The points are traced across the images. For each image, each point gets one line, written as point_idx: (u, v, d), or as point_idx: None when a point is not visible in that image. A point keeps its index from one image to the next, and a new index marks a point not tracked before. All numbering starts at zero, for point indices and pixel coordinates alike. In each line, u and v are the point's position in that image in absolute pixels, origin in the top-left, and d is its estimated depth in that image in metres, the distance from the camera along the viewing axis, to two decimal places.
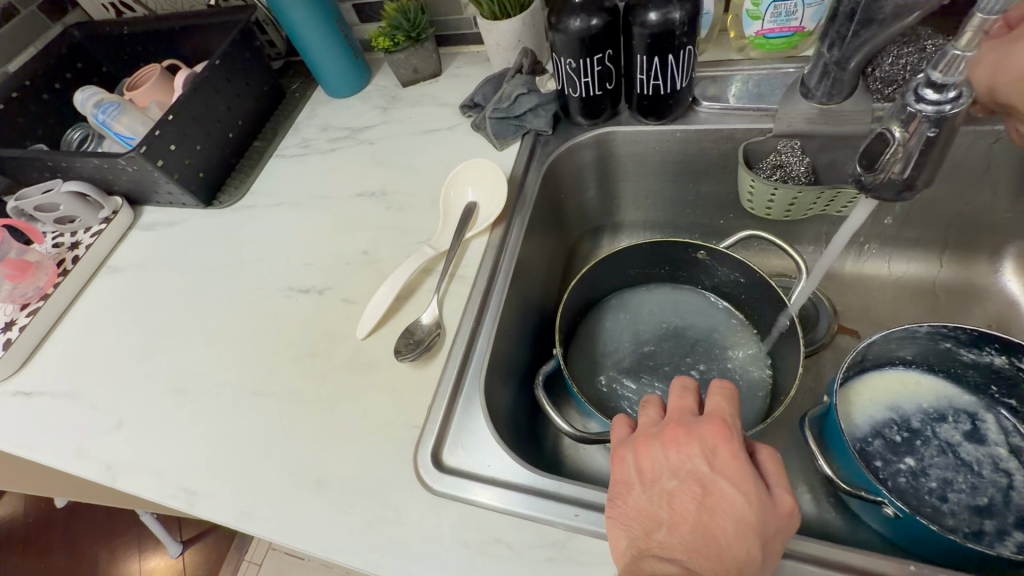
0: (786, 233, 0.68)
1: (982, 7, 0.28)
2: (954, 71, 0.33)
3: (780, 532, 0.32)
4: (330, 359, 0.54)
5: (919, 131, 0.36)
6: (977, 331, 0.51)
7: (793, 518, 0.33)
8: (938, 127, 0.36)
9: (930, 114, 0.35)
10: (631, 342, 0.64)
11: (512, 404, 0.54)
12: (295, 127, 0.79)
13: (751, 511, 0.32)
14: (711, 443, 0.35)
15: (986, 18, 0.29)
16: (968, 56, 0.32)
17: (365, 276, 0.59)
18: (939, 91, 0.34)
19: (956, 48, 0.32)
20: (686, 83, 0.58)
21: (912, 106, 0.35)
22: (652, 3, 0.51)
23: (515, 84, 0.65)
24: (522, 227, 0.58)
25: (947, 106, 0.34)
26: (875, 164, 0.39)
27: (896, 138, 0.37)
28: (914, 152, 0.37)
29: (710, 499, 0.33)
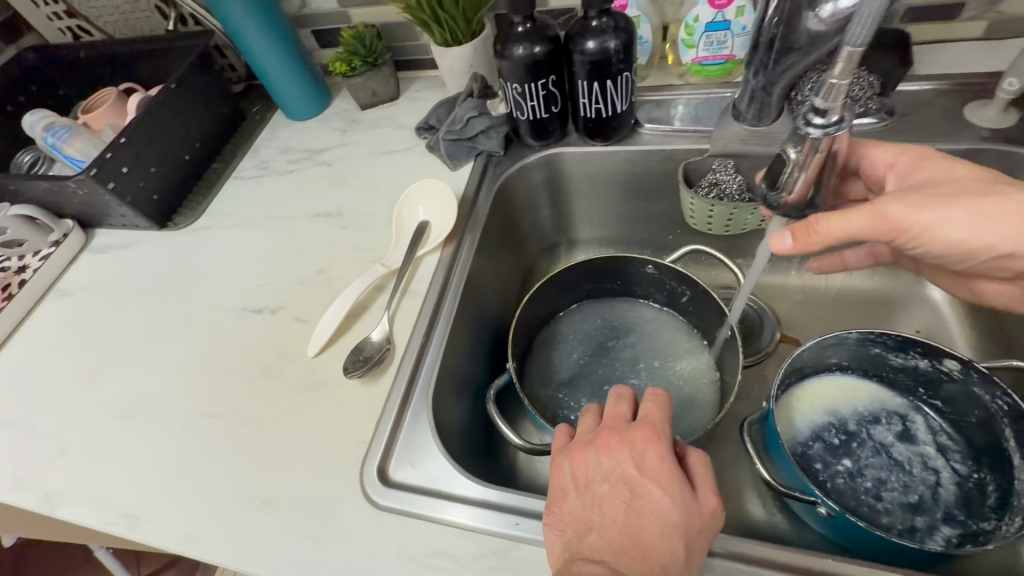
0: (730, 248, 0.71)
1: (848, 39, 0.30)
2: (831, 99, 0.35)
3: (704, 530, 0.34)
4: (282, 378, 0.54)
5: (811, 152, 0.39)
6: (901, 337, 0.54)
7: (717, 517, 0.35)
8: (823, 148, 0.39)
9: (817, 138, 0.38)
10: (584, 355, 0.66)
11: (464, 418, 0.55)
12: (254, 149, 0.80)
13: (675, 512, 0.34)
14: (641, 447, 0.37)
15: (852, 50, 0.30)
16: (842, 85, 0.34)
17: (318, 294, 0.60)
18: (822, 117, 0.37)
19: (831, 78, 0.34)
20: (627, 106, 0.61)
21: (802, 130, 0.38)
22: (589, 32, 0.54)
23: (468, 107, 0.67)
24: (473, 244, 0.60)
25: (830, 131, 0.37)
26: (778, 181, 0.42)
27: (790, 158, 0.40)
28: (806, 175, 0.41)
29: (638, 501, 0.35)
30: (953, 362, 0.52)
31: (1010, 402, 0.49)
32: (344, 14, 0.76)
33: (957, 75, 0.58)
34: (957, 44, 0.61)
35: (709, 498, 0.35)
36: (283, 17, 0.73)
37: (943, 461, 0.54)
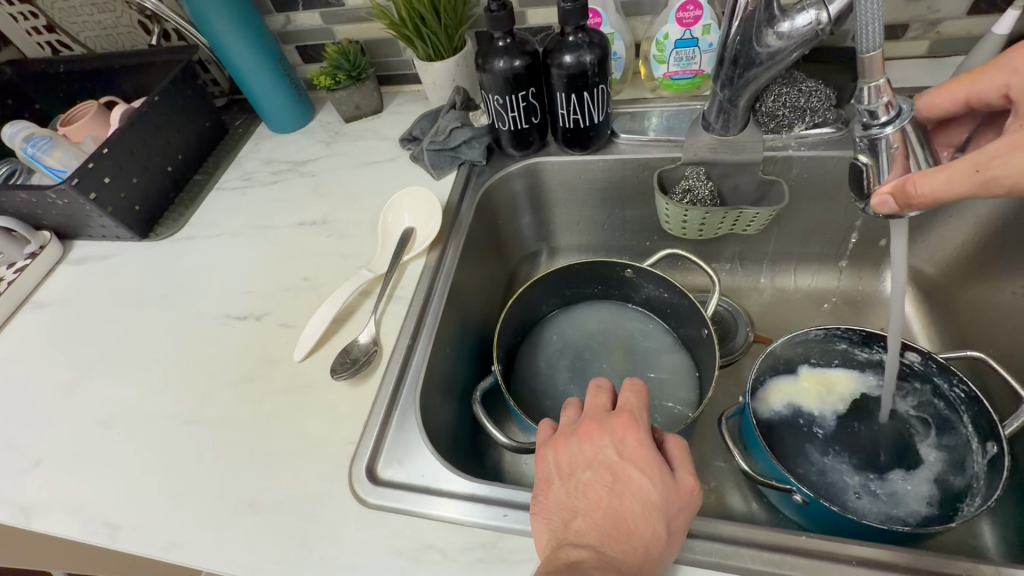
0: (704, 252, 0.74)
1: (863, 47, 0.37)
2: (875, 100, 0.39)
3: (683, 511, 0.36)
4: (267, 383, 0.54)
5: (884, 147, 0.41)
6: (865, 332, 0.59)
7: (694, 498, 0.37)
8: (897, 143, 0.40)
9: (885, 133, 0.40)
10: (568, 357, 0.67)
11: (451, 418, 0.55)
12: (237, 162, 0.81)
13: (655, 494, 0.36)
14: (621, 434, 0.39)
15: (870, 54, 0.37)
16: (881, 83, 0.38)
17: (304, 301, 0.60)
18: (883, 115, 0.39)
19: (865, 82, 0.39)
20: (604, 117, 0.64)
21: (869, 133, 0.41)
22: (566, 47, 0.57)
23: (450, 118, 0.69)
24: (457, 249, 0.61)
25: (894, 123, 0.39)
26: (865, 193, 0.44)
27: (865, 164, 0.42)
28: (891, 170, 0.41)
29: (620, 485, 0.37)
30: (915, 353, 0.56)
31: (966, 388, 0.53)
32: (328, 30, 0.78)
33: (904, 88, 0.63)
34: (903, 62, 0.66)
35: (686, 480, 0.37)
36: (268, 33, 0.75)
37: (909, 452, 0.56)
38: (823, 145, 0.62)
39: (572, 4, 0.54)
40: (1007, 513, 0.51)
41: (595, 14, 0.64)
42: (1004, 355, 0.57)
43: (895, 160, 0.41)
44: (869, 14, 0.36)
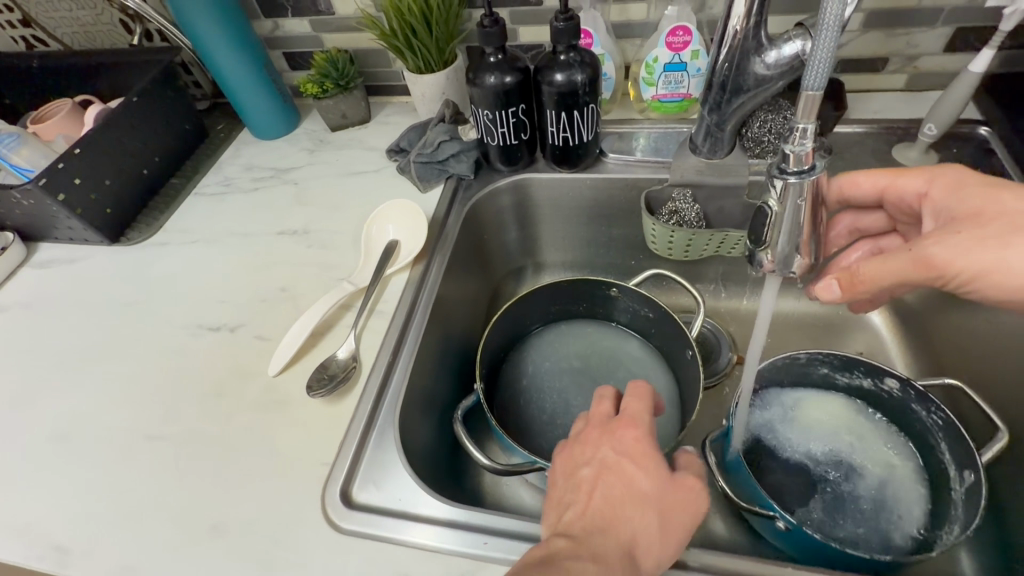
0: (689, 273, 0.74)
1: (807, 84, 0.33)
2: (802, 145, 0.36)
3: (683, 521, 0.37)
4: (238, 399, 0.51)
5: (789, 199, 0.39)
6: (846, 356, 0.58)
7: (697, 509, 0.38)
8: (805, 195, 0.39)
9: (794, 183, 0.38)
10: (551, 376, 0.66)
11: (430, 438, 0.54)
12: (217, 167, 0.79)
13: (658, 498, 0.37)
14: (633, 435, 0.39)
15: (812, 95, 0.33)
16: (810, 130, 0.35)
17: (281, 312, 0.58)
18: (796, 164, 0.37)
19: (797, 123, 0.36)
20: (593, 136, 0.64)
21: (780, 178, 0.38)
22: (557, 65, 0.57)
23: (439, 131, 0.68)
24: (442, 264, 0.60)
25: (805, 176, 0.37)
26: (761, 237, 0.43)
27: (772, 209, 0.41)
28: (788, 223, 0.40)
29: (625, 490, 0.37)
30: (894, 380, 0.56)
31: (944, 415, 0.52)
32: (317, 38, 0.77)
33: (884, 119, 0.64)
34: (883, 94, 0.67)
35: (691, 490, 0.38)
36: (255, 38, 0.73)
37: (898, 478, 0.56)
38: None
39: (565, 23, 0.54)
40: (983, 543, 0.52)
41: (586, 34, 0.64)
42: (980, 383, 0.58)
43: (798, 213, 0.40)
44: (824, 46, 0.32)
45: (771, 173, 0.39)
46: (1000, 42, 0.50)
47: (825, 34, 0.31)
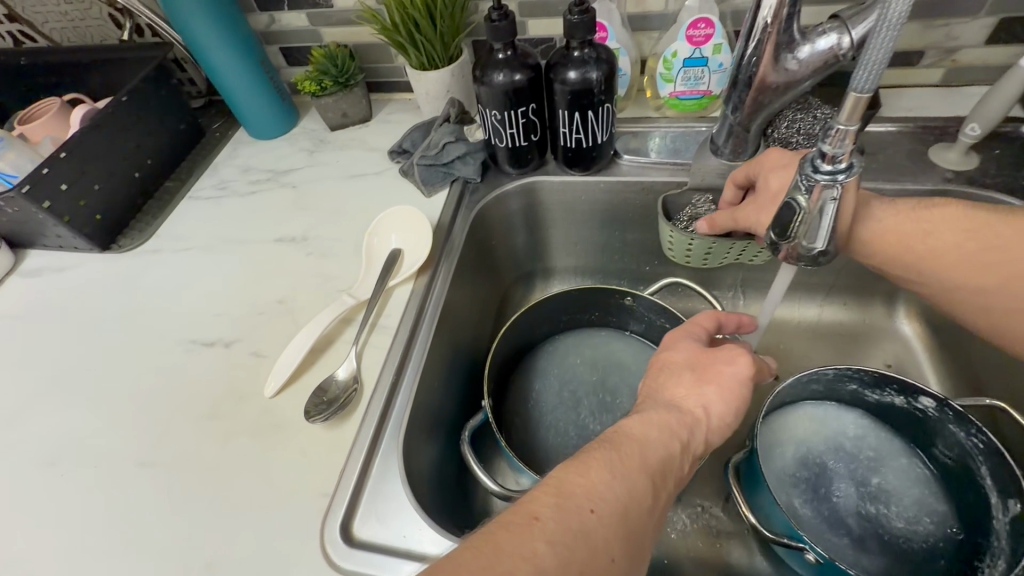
0: (706, 279, 0.71)
1: (856, 84, 0.28)
2: (841, 144, 0.31)
3: (698, 411, 0.41)
4: (233, 421, 0.48)
5: (822, 199, 0.34)
6: (877, 373, 0.53)
7: (716, 416, 0.41)
8: (841, 195, 0.34)
9: (827, 186, 0.33)
10: (563, 391, 0.63)
11: (436, 461, 0.51)
12: (212, 169, 0.76)
13: (681, 412, 0.41)
14: (662, 370, 0.44)
15: (859, 96, 0.28)
16: (851, 132, 0.30)
17: (279, 327, 0.55)
18: (830, 163, 0.33)
19: (838, 122, 0.31)
20: (607, 137, 0.60)
21: (812, 179, 0.34)
22: (571, 62, 0.53)
23: (443, 132, 0.65)
24: (448, 275, 0.57)
25: (841, 178, 0.33)
26: (787, 231, 0.38)
27: (801, 207, 0.36)
28: (818, 223, 0.36)
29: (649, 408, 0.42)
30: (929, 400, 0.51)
31: (984, 439, 0.48)
32: (315, 32, 0.73)
33: (920, 118, 0.60)
34: (917, 89, 0.63)
35: (714, 360, 0.43)
36: (249, 31, 0.69)
37: (927, 502, 0.53)
38: None
39: (580, 16, 0.50)
40: None
41: (601, 27, 0.60)
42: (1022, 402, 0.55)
43: (831, 212, 0.35)
44: (880, 42, 0.26)
45: (801, 170, 0.34)
46: None
47: (889, 25, 0.26)
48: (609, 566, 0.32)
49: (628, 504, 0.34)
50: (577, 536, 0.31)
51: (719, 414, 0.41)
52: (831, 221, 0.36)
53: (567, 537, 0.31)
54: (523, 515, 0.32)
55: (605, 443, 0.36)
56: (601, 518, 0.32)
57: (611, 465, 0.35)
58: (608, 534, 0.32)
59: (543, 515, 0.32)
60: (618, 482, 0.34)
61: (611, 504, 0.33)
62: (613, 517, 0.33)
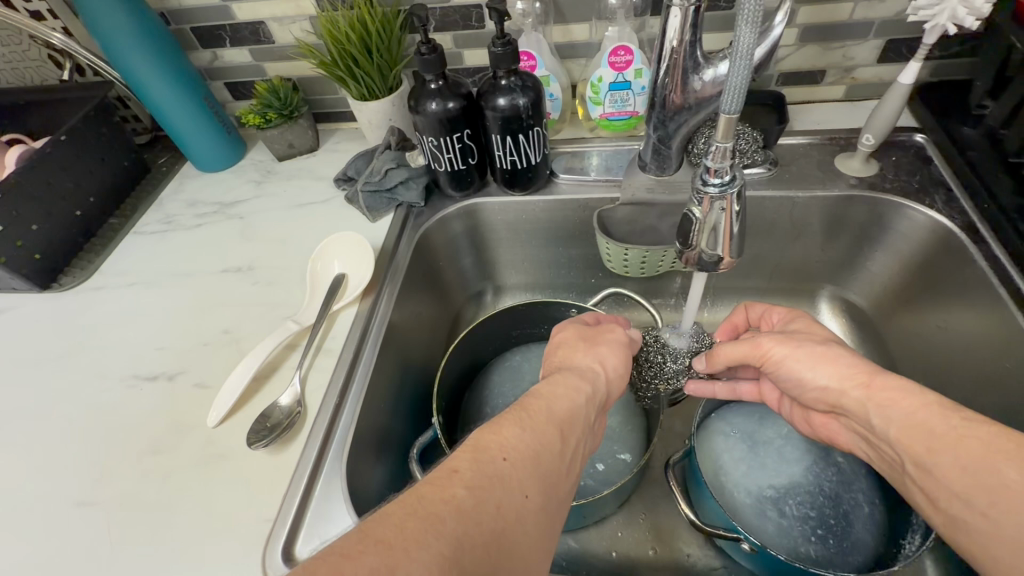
0: (649, 289, 0.74)
1: (724, 105, 0.33)
2: (722, 158, 0.37)
3: (595, 366, 0.44)
4: (175, 454, 0.48)
5: (713, 208, 0.39)
6: None
7: (610, 369, 0.45)
8: (728, 206, 0.39)
9: (716, 195, 0.38)
10: (514, 404, 0.64)
11: (384, 481, 0.51)
12: (158, 204, 0.76)
13: (585, 372, 0.43)
14: (560, 349, 0.47)
15: (729, 114, 0.33)
16: (729, 147, 0.36)
17: (223, 357, 0.55)
18: (716, 175, 0.38)
19: (717, 140, 0.36)
20: (541, 158, 0.63)
21: (703, 190, 0.39)
22: (498, 90, 0.56)
23: (385, 159, 0.67)
24: (392, 296, 0.58)
25: (726, 189, 0.38)
26: (689, 241, 0.42)
27: (697, 216, 0.40)
28: (714, 232, 0.40)
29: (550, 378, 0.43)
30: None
31: None
32: (258, 67, 0.75)
33: (826, 130, 0.65)
34: (824, 105, 0.69)
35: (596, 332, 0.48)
36: (191, 69, 0.71)
37: (861, 484, 0.54)
38: (760, 185, 0.61)
39: (503, 48, 0.53)
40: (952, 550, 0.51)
41: (529, 56, 0.64)
42: None
43: (722, 221, 0.40)
44: (740, 70, 0.31)
45: (694, 184, 0.39)
46: (925, 55, 0.51)
47: (738, 58, 0.31)
48: (525, 504, 0.31)
49: (542, 450, 0.34)
50: (493, 480, 0.31)
51: (610, 365, 0.45)
52: (729, 228, 0.40)
53: (485, 479, 0.30)
54: (443, 469, 0.31)
55: (512, 404, 0.37)
56: (515, 464, 0.32)
57: (521, 420, 0.35)
58: (522, 475, 0.32)
59: (462, 467, 0.31)
60: (529, 432, 0.34)
61: (524, 451, 0.33)
62: (529, 463, 0.33)
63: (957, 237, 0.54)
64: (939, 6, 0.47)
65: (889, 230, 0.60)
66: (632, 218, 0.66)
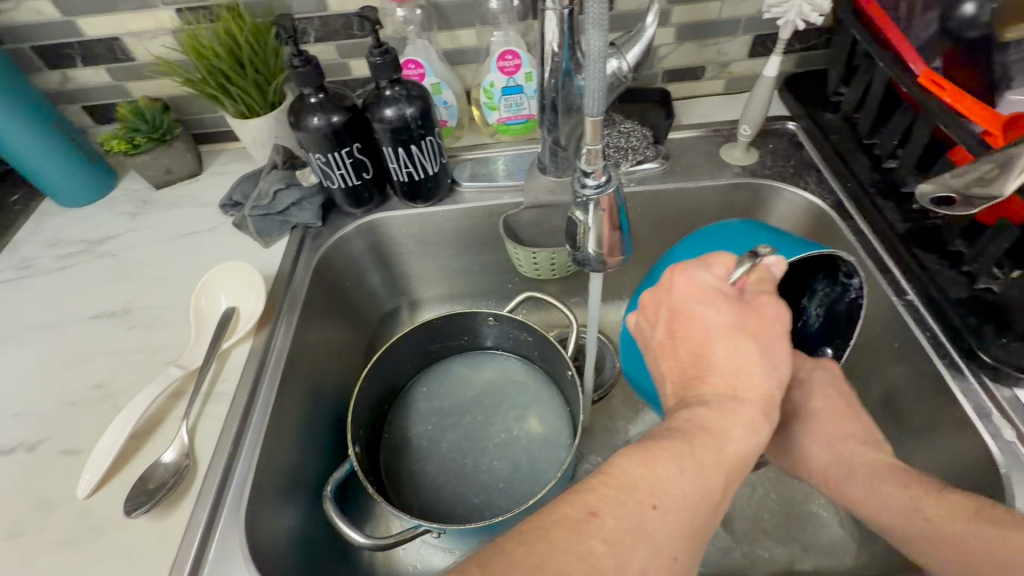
0: (565, 290, 0.74)
1: (589, 109, 0.36)
2: (595, 161, 0.39)
3: (766, 391, 0.37)
4: (41, 536, 0.42)
5: (594, 209, 0.41)
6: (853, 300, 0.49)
7: (762, 376, 0.37)
8: (605, 207, 0.41)
9: (594, 196, 0.40)
10: (436, 423, 0.62)
11: (296, 526, 0.48)
12: (11, 248, 0.66)
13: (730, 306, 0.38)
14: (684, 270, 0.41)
15: (594, 117, 0.36)
16: (599, 150, 0.39)
17: (97, 415, 0.49)
18: (592, 178, 0.40)
19: (587, 144, 0.39)
20: (439, 167, 0.62)
21: (581, 191, 0.41)
22: (384, 101, 0.54)
23: (272, 179, 0.62)
24: (290, 326, 0.54)
25: (602, 189, 0.40)
26: (578, 243, 0.44)
27: (580, 220, 0.42)
28: (598, 231, 0.43)
29: (711, 360, 0.38)
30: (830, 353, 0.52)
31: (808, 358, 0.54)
32: (120, 87, 0.68)
33: (711, 123, 0.69)
34: (707, 99, 0.72)
35: (764, 323, 0.38)
36: (39, 95, 0.63)
37: None
38: (651, 180, 0.63)
39: (382, 57, 0.51)
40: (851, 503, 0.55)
41: (417, 65, 0.62)
42: None
43: (602, 221, 0.42)
44: (596, 78, 0.35)
45: (574, 187, 0.41)
46: (782, 49, 0.54)
47: (591, 66, 0.34)
48: (673, 567, 0.30)
49: (698, 499, 0.32)
50: (639, 531, 0.29)
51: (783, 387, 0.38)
52: (611, 228, 0.43)
53: (625, 535, 0.29)
54: (581, 513, 0.29)
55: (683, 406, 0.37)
56: (665, 515, 0.30)
57: (681, 457, 0.32)
58: (677, 496, 0.31)
59: (602, 510, 0.29)
60: (688, 478, 0.32)
61: (680, 500, 0.31)
62: (679, 515, 0.31)
63: (828, 214, 0.58)
64: (787, 4, 0.50)
65: (772, 214, 0.64)
66: (537, 221, 0.65)
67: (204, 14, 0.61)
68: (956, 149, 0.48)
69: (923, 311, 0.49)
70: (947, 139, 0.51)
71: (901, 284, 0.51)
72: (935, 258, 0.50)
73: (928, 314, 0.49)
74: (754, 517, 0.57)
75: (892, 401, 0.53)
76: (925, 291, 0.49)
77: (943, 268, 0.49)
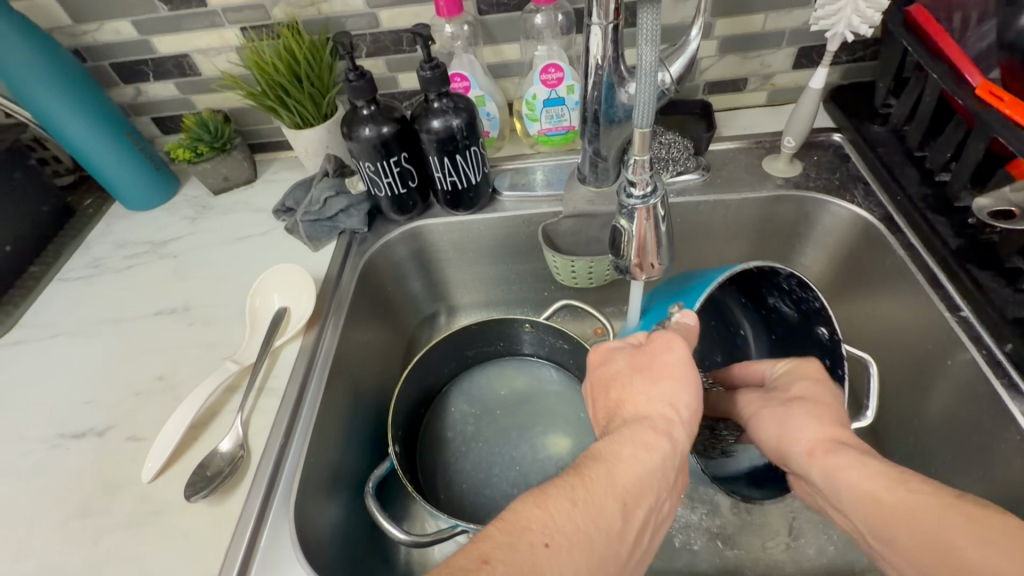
0: (601, 299, 0.74)
1: (638, 120, 0.37)
2: (642, 171, 0.40)
3: (664, 411, 0.38)
4: (107, 516, 0.45)
5: (639, 219, 0.42)
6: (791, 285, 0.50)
7: (662, 404, 0.38)
8: (649, 217, 0.42)
9: (641, 206, 0.41)
10: (472, 427, 0.63)
11: (339, 521, 0.50)
12: (83, 248, 0.71)
13: (629, 354, 0.42)
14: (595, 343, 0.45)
15: (643, 127, 0.38)
16: (647, 160, 0.40)
17: (159, 406, 0.53)
18: (639, 189, 0.41)
19: (636, 154, 0.40)
20: (481, 177, 0.63)
21: (626, 201, 0.42)
22: (432, 112, 0.56)
23: (323, 187, 0.65)
24: (338, 326, 0.57)
25: (648, 199, 0.41)
26: (620, 251, 0.45)
27: (624, 229, 0.43)
28: (640, 240, 0.43)
29: (620, 402, 0.40)
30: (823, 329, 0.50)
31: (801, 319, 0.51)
32: (186, 100, 0.73)
33: (754, 134, 0.68)
34: (749, 110, 0.72)
35: (655, 352, 0.40)
36: (114, 107, 0.68)
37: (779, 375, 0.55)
38: (690, 191, 0.63)
39: (432, 72, 0.53)
40: None
41: (462, 78, 0.64)
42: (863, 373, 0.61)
43: (646, 231, 0.43)
44: (647, 92, 0.36)
45: (620, 197, 0.42)
46: (830, 61, 0.53)
47: (643, 79, 0.35)
48: None
49: (591, 533, 0.31)
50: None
51: (687, 406, 0.38)
52: (652, 239, 0.43)
53: None
54: (472, 559, 0.29)
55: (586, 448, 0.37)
56: (556, 553, 0.30)
57: (572, 491, 0.32)
58: (566, 540, 0.30)
59: (494, 557, 0.29)
60: (579, 510, 0.32)
61: (569, 536, 0.31)
62: (571, 550, 0.30)
63: (876, 228, 0.57)
64: (835, 16, 0.50)
65: (816, 226, 0.63)
66: (576, 230, 0.66)
67: (266, 32, 0.65)
68: (1015, 163, 0.48)
69: (978, 328, 0.48)
70: (1005, 153, 0.50)
71: (954, 300, 0.50)
72: (991, 274, 0.48)
73: (984, 333, 0.47)
74: (793, 534, 0.56)
75: (942, 417, 0.51)
76: (981, 309, 0.47)
77: (1002, 285, 0.47)
